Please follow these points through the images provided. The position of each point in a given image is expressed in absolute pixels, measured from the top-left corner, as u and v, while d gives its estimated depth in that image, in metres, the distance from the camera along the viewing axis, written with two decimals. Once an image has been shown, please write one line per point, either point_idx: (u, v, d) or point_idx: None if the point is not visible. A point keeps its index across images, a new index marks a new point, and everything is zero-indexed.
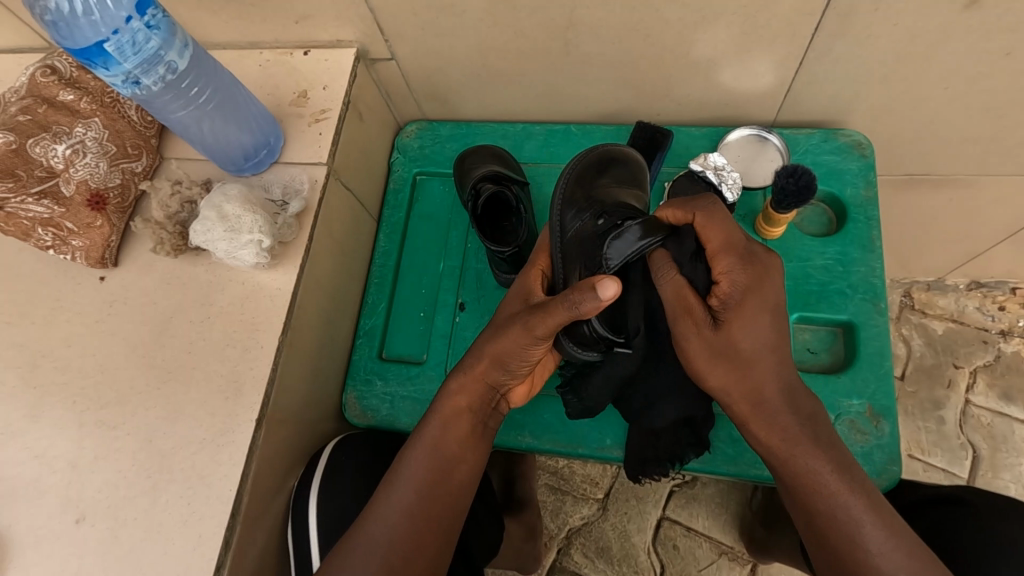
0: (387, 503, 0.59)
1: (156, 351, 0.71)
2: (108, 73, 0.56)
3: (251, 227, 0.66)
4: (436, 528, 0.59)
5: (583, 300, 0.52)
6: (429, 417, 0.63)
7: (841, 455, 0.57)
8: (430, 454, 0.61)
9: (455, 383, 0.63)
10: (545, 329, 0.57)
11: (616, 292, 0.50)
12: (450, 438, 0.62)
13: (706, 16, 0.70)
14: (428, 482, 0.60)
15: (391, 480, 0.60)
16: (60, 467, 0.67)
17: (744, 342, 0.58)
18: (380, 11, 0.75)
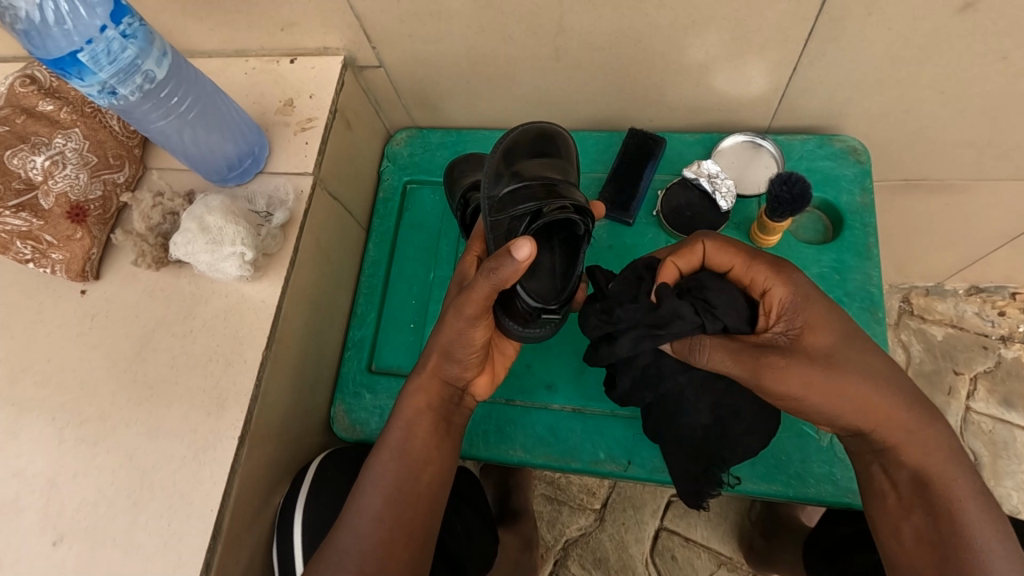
0: (356, 509, 0.58)
1: (137, 366, 0.69)
2: (83, 83, 0.55)
3: (233, 239, 0.64)
4: (410, 533, 0.57)
5: (500, 265, 0.53)
6: (391, 419, 0.63)
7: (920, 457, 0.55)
8: (392, 455, 0.60)
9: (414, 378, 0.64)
10: (475, 303, 0.57)
11: (528, 251, 0.51)
12: (414, 438, 0.61)
13: (697, 22, 0.68)
14: (397, 485, 0.59)
15: (359, 485, 0.60)
16: (38, 486, 0.65)
17: (823, 351, 0.55)
18: (365, 17, 0.74)
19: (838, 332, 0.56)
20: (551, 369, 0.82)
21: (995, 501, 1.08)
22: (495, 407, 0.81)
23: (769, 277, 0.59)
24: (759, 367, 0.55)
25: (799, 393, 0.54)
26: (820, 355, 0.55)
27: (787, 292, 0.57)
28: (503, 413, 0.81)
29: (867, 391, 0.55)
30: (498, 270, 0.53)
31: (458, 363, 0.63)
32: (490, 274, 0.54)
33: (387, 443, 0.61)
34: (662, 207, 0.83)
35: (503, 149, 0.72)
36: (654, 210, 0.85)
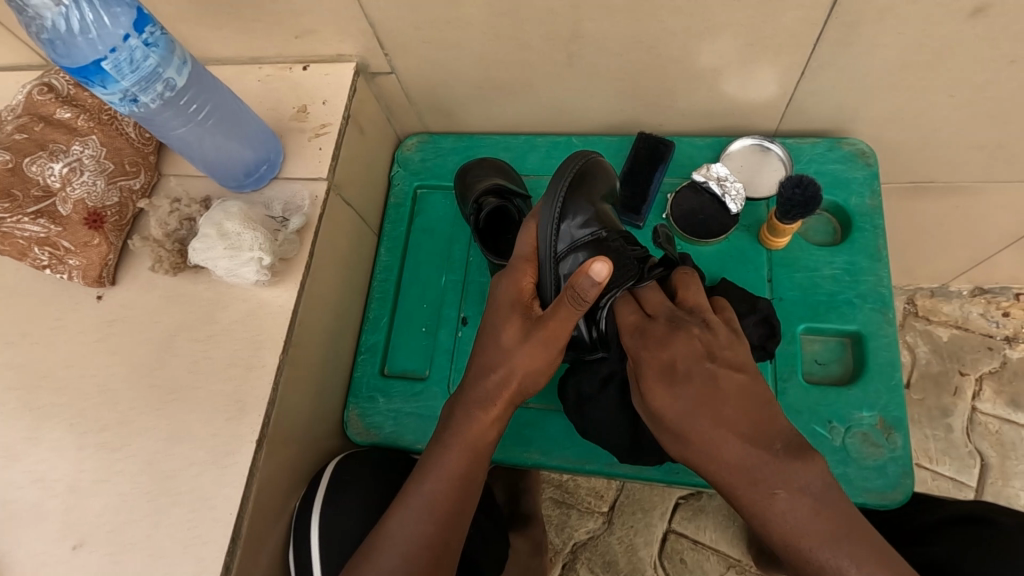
0: (401, 528, 0.58)
1: (155, 371, 0.69)
2: (105, 91, 0.55)
3: (251, 244, 0.65)
4: (450, 554, 0.59)
5: (584, 287, 0.59)
6: (443, 444, 0.63)
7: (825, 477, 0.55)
8: (445, 480, 0.61)
9: (477, 407, 0.64)
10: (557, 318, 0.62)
11: (605, 269, 0.58)
12: (468, 464, 0.62)
13: (711, 27, 0.69)
14: (446, 510, 0.60)
15: (404, 506, 0.60)
16: (58, 492, 0.65)
17: (676, 414, 0.59)
18: (380, 25, 0.75)
19: (680, 394, 0.59)
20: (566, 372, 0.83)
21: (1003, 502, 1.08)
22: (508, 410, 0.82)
23: (628, 344, 0.65)
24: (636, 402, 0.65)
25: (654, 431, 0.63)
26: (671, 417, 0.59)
27: (637, 352, 0.64)
28: (518, 416, 0.81)
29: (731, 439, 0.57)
30: (579, 288, 0.59)
31: (530, 379, 0.65)
32: (573, 296, 0.60)
33: (442, 469, 0.61)
34: (673, 210, 0.83)
35: (590, 176, 0.71)
36: (664, 212, 0.85)
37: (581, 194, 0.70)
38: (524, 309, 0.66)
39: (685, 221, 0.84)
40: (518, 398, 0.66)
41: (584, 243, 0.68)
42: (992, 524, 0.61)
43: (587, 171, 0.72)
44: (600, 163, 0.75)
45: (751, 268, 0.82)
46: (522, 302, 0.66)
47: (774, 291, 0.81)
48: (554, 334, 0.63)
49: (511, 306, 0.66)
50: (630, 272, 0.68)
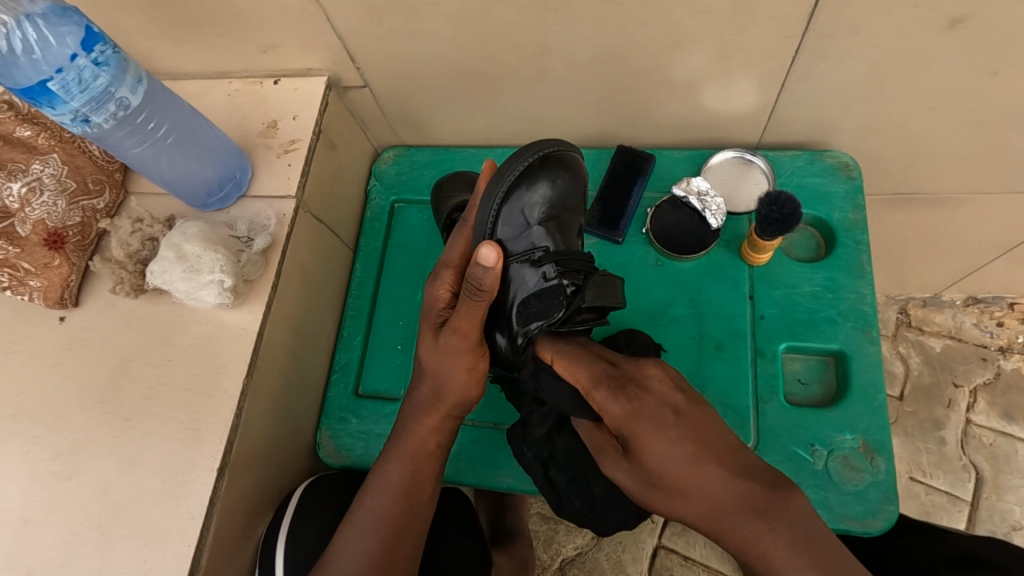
0: (351, 546, 0.59)
1: (114, 397, 0.67)
2: (54, 112, 0.54)
3: (211, 266, 0.63)
4: (400, 571, 0.60)
5: (477, 278, 0.58)
6: (387, 458, 0.65)
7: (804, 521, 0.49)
8: (389, 492, 0.62)
9: (416, 419, 0.66)
10: (466, 325, 0.61)
11: (492, 254, 0.57)
12: (415, 478, 0.64)
13: (682, 39, 0.67)
14: (395, 525, 0.61)
15: (354, 524, 0.61)
16: (11, 523, 0.64)
17: (651, 465, 0.54)
18: (348, 38, 0.73)
19: (651, 439, 0.54)
20: None
21: (997, 517, 1.06)
22: (481, 431, 0.80)
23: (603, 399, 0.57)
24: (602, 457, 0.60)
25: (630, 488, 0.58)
26: (648, 468, 0.54)
27: (618, 406, 0.56)
28: (490, 437, 0.79)
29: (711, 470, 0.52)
30: (475, 277, 0.58)
31: (458, 393, 0.65)
32: (470, 291, 0.59)
33: (385, 483, 0.63)
34: (652, 226, 0.82)
35: (551, 181, 0.67)
36: (644, 227, 0.84)
37: (523, 209, 0.65)
38: (435, 317, 0.65)
39: (662, 237, 0.82)
40: (455, 410, 0.67)
41: (513, 262, 0.66)
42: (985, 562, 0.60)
43: (532, 179, 0.65)
44: (557, 168, 0.67)
45: (730, 285, 0.80)
46: (436, 310, 0.65)
47: (754, 309, 0.79)
48: (467, 343, 0.62)
49: (426, 313, 0.65)
50: (554, 305, 0.64)
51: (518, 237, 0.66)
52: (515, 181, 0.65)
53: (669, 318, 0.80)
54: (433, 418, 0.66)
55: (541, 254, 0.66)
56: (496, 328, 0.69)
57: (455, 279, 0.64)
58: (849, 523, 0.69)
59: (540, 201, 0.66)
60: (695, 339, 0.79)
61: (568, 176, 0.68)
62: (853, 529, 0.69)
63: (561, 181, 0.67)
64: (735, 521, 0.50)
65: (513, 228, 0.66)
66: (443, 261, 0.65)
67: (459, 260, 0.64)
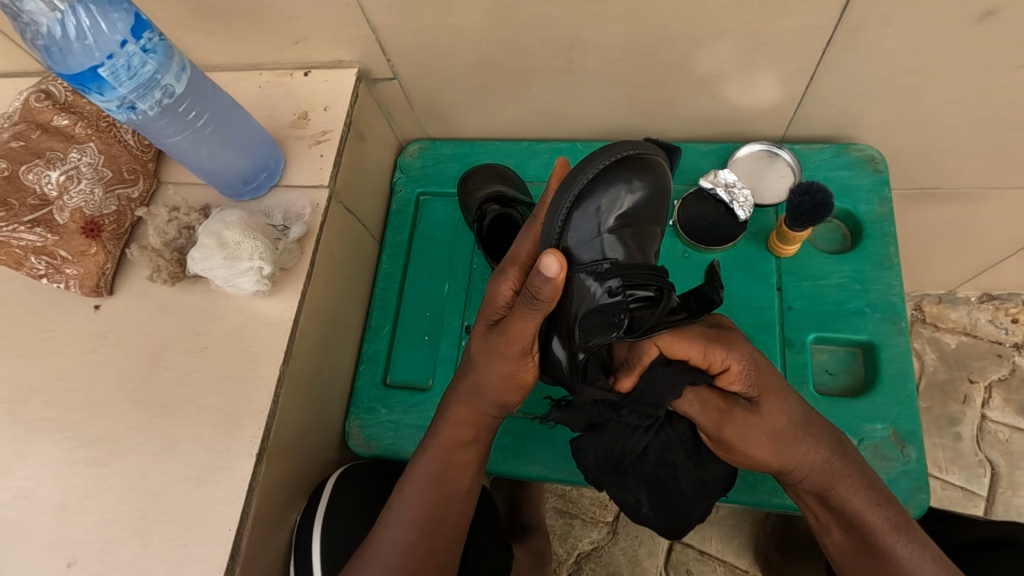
0: (391, 532, 0.60)
1: (150, 383, 0.68)
2: (102, 98, 0.54)
3: (251, 253, 0.64)
4: (438, 562, 0.60)
5: (536, 287, 0.52)
6: (422, 448, 0.66)
7: (869, 477, 0.61)
8: (422, 484, 0.63)
9: (448, 409, 0.67)
10: (516, 333, 0.57)
11: (556, 265, 0.51)
12: (447, 468, 0.65)
13: (713, 32, 0.68)
14: (431, 512, 0.62)
15: (393, 509, 0.62)
16: (50, 507, 0.64)
17: (774, 428, 0.60)
18: (380, 31, 0.74)
19: (772, 403, 0.60)
20: None
21: (1013, 512, 1.06)
22: (513, 421, 0.80)
23: (727, 358, 0.59)
24: (726, 423, 0.60)
25: (753, 454, 0.60)
26: (773, 433, 0.60)
27: (744, 362, 0.59)
28: (521, 428, 0.80)
29: (810, 431, 0.61)
30: (532, 287, 0.53)
31: (495, 395, 0.64)
32: (526, 301, 0.54)
33: (418, 475, 0.64)
34: (679, 218, 0.83)
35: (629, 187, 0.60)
36: (671, 219, 0.84)
37: (597, 214, 0.59)
38: (492, 314, 0.62)
39: (690, 228, 0.83)
40: (491, 409, 0.66)
41: (580, 271, 0.59)
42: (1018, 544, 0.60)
43: (608, 183, 0.60)
44: (636, 173, 0.61)
45: (757, 277, 0.81)
46: (495, 306, 0.62)
47: (782, 301, 0.79)
48: (512, 350, 0.59)
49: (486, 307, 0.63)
50: (612, 324, 0.57)
51: (590, 245, 0.59)
52: (592, 180, 0.59)
53: None
54: (464, 411, 0.66)
55: (611, 266, 0.59)
56: (552, 337, 0.62)
57: (520, 277, 0.60)
58: None
59: (610, 207, 0.59)
60: None
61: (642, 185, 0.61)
62: None
63: (636, 187, 0.61)
64: (824, 476, 0.61)
65: (583, 235, 0.59)
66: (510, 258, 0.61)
67: (527, 258, 0.60)
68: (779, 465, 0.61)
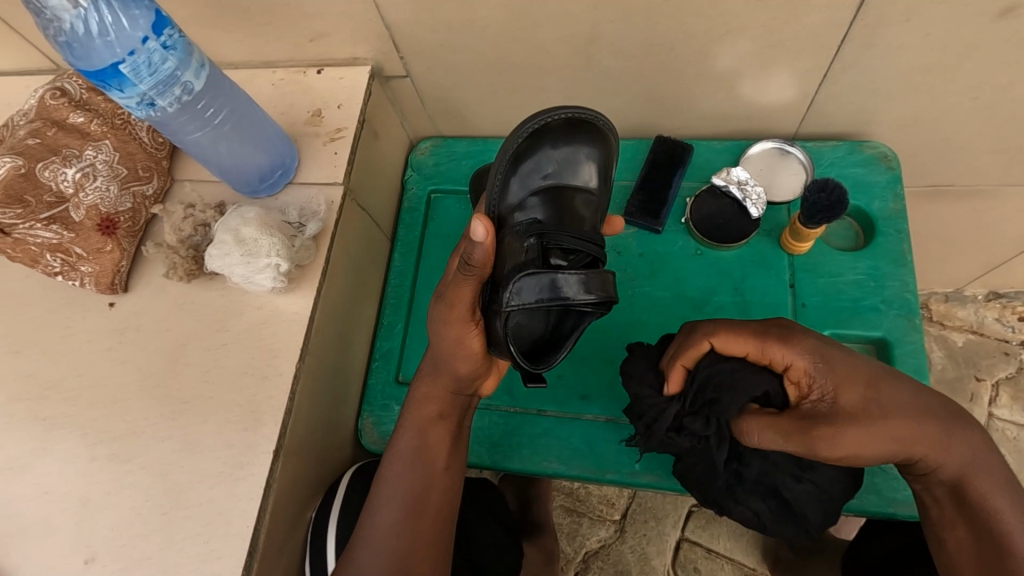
0: (377, 516, 0.62)
1: (169, 380, 0.68)
2: (122, 95, 0.55)
3: (268, 250, 0.64)
4: (426, 541, 0.61)
5: (469, 252, 0.58)
6: (400, 427, 0.67)
7: (997, 466, 0.58)
8: (403, 463, 0.64)
9: (419, 387, 0.68)
10: (458, 299, 0.61)
11: (483, 228, 0.56)
12: (424, 446, 0.65)
13: (731, 29, 0.68)
14: (412, 491, 0.63)
15: (377, 494, 0.63)
16: (70, 504, 0.64)
17: (899, 413, 0.56)
18: (396, 28, 0.74)
19: (887, 393, 0.57)
20: (585, 378, 0.81)
21: None
22: (527, 418, 0.80)
23: (786, 354, 0.59)
24: (810, 433, 0.56)
25: (859, 452, 0.56)
26: (897, 421, 0.56)
27: (807, 357, 0.58)
28: (536, 425, 0.80)
29: (935, 419, 0.57)
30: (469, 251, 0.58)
31: (452, 368, 0.66)
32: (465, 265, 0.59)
33: (398, 455, 0.65)
34: (692, 215, 0.83)
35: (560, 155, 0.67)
36: (683, 217, 0.84)
37: (521, 183, 0.67)
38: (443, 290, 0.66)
39: (703, 225, 0.83)
40: (455, 383, 0.67)
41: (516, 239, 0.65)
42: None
43: (536, 153, 0.67)
44: (557, 143, 0.67)
45: (772, 274, 0.81)
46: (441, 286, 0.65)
47: (797, 298, 0.79)
48: (456, 316, 0.61)
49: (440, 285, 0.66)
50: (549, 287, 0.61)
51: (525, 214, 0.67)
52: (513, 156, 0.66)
53: (712, 306, 0.81)
54: (433, 389, 0.68)
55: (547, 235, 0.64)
56: (492, 316, 0.60)
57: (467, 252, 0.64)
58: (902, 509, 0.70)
59: (538, 172, 0.67)
60: None
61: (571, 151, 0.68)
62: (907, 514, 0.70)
63: (567, 154, 0.68)
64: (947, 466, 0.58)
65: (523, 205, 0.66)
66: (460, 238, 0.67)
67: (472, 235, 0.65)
68: (897, 458, 0.57)
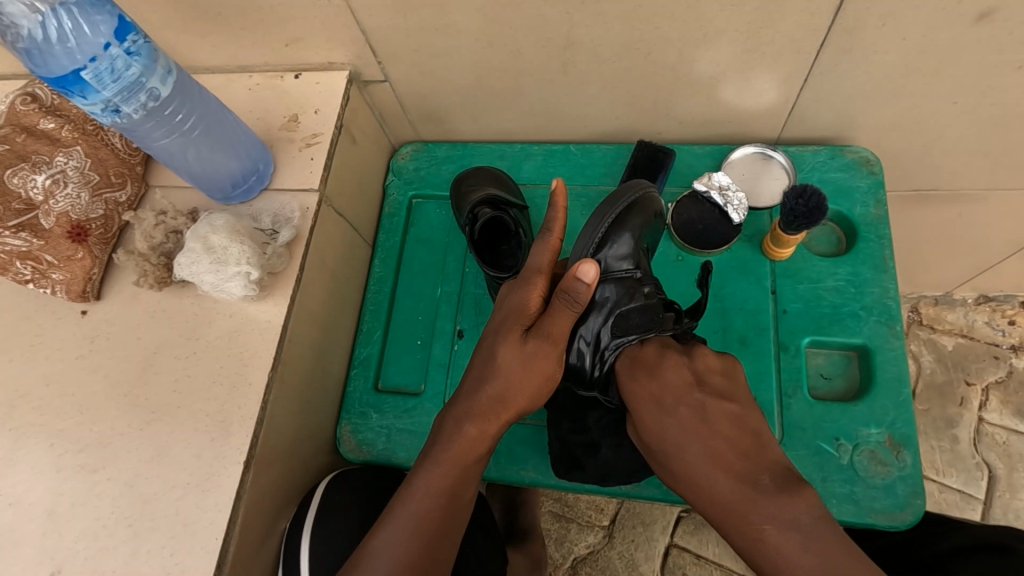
0: (383, 552, 0.54)
1: (140, 388, 0.67)
2: (86, 101, 0.54)
3: (238, 258, 0.63)
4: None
5: (576, 291, 0.60)
6: (431, 459, 0.59)
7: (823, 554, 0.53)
8: (432, 498, 0.57)
9: (469, 421, 0.60)
10: (557, 333, 0.60)
11: (592, 272, 0.60)
12: (457, 486, 0.59)
13: (707, 34, 0.68)
14: (431, 530, 0.56)
15: (387, 527, 0.55)
16: (37, 515, 0.63)
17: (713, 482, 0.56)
18: (372, 32, 0.73)
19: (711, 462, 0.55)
20: None
21: (1011, 514, 1.05)
22: (504, 426, 0.80)
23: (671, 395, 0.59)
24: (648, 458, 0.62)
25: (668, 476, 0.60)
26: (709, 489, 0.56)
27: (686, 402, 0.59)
28: (514, 433, 0.79)
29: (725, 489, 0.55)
30: (572, 291, 0.60)
31: (522, 399, 0.61)
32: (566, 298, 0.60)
33: (426, 486, 0.57)
34: (673, 220, 0.82)
35: (648, 208, 0.70)
36: (664, 222, 0.84)
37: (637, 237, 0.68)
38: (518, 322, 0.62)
39: (684, 231, 0.82)
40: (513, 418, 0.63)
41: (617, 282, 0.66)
42: (1012, 548, 0.57)
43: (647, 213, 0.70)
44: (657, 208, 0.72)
45: (753, 280, 0.80)
46: (523, 316, 0.62)
47: (777, 303, 0.79)
48: (553, 354, 0.61)
49: (514, 315, 0.62)
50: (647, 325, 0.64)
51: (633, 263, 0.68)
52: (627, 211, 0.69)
53: None
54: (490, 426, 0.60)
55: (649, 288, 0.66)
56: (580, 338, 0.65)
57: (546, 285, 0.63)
58: (876, 519, 0.69)
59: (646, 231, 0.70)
60: (720, 333, 0.79)
61: (654, 215, 0.70)
62: (883, 523, 0.69)
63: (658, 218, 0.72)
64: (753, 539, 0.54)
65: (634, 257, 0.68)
66: (530, 268, 0.63)
67: (549, 266, 0.63)
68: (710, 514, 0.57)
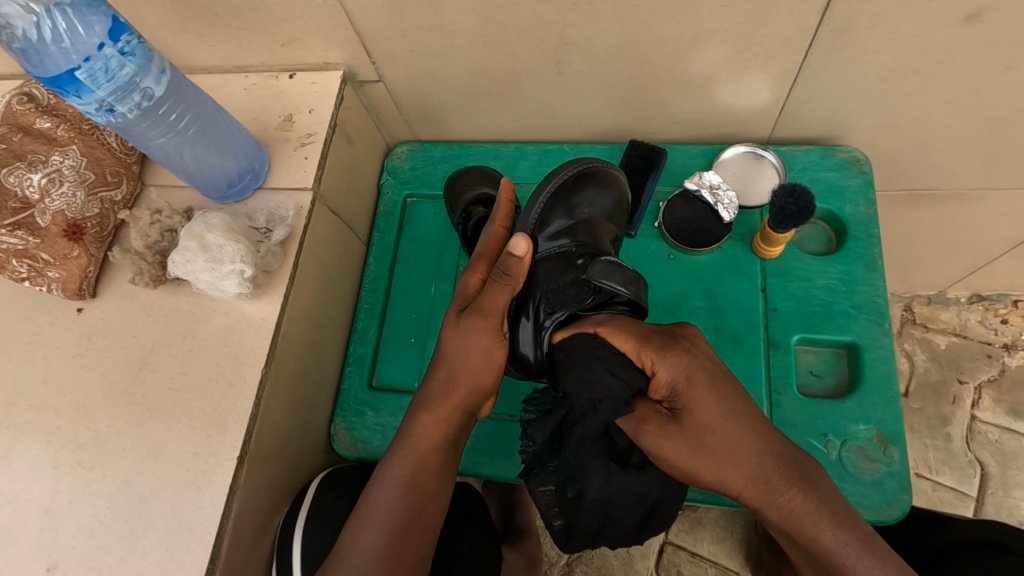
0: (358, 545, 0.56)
1: (136, 386, 0.68)
2: (81, 101, 0.55)
3: (233, 256, 0.64)
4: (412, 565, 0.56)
5: (508, 263, 0.63)
6: (395, 451, 0.62)
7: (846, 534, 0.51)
8: (397, 486, 0.59)
9: (424, 410, 0.62)
10: (490, 306, 0.62)
11: (525, 245, 0.63)
12: (420, 472, 0.60)
13: (698, 34, 0.68)
14: (398, 521, 0.57)
15: (359, 518, 0.58)
16: (33, 512, 0.64)
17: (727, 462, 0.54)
18: (367, 33, 0.74)
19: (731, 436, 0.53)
20: None
21: (1004, 512, 1.06)
22: (498, 423, 0.80)
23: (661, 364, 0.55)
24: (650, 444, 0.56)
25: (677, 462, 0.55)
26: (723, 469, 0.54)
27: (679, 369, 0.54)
28: (508, 431, 0.80)
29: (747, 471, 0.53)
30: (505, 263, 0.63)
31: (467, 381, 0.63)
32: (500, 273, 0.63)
33: (391, 475, 0.59)
34: (665, 219, 0.83)
35: (606, 181, 0.74)
36: (657, 221, 0.84)
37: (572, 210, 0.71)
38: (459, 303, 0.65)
39: (677, 230, 0.83)
40: (470, 400, 0.64)
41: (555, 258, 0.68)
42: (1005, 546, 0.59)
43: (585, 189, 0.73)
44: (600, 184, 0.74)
45: (744, 278, 0.81)
46: (462, 297, 0.65)
47: (769, 302, 0.79)
48: (487, 327, 0.62)
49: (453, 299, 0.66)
50: (581, 295, 0.64)
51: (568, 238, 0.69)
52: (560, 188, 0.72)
53: (684, 310, 0.81)
54: (442, 408, 0.62)
55: (585, 258, 0.66)
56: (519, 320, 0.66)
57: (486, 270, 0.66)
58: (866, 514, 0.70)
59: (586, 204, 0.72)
60: (712, 332, 0.79)
61: (599, 191, 0.73)
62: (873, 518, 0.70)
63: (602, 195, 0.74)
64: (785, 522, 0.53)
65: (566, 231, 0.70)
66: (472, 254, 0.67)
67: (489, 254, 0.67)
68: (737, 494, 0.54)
